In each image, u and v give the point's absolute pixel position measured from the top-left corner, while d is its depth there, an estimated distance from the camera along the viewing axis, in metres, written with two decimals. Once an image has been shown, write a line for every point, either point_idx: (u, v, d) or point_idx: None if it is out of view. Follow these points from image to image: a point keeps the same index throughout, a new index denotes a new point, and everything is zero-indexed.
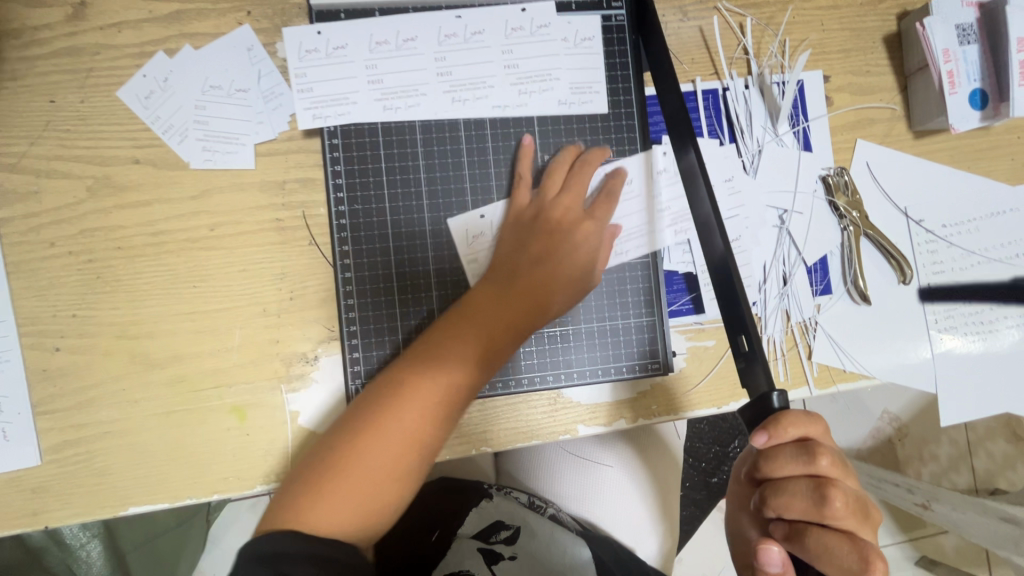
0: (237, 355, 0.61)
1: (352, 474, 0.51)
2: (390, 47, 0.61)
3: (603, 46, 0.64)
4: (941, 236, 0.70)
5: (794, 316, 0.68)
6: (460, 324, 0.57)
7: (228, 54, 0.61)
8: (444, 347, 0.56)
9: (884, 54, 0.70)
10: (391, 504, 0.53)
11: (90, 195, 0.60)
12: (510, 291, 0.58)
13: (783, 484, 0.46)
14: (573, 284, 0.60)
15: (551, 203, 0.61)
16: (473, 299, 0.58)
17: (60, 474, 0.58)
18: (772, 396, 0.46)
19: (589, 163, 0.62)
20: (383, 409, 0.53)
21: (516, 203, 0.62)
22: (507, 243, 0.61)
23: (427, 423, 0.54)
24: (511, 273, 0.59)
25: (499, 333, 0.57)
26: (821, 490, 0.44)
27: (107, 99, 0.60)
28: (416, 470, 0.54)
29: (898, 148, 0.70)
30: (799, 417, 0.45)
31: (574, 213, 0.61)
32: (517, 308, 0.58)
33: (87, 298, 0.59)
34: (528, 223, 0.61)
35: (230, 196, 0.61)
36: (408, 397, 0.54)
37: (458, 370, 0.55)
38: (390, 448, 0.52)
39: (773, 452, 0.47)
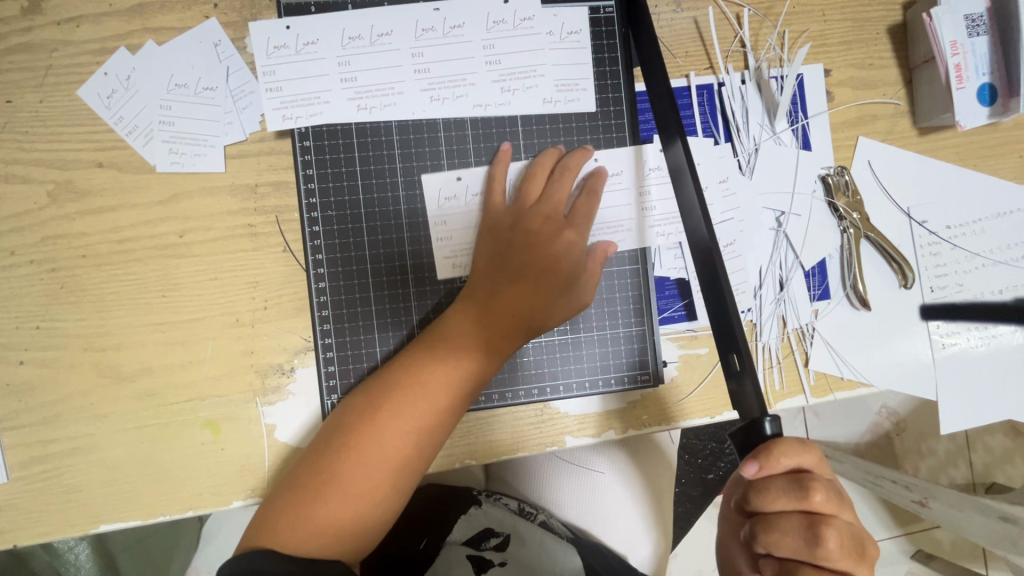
0: (210, 367, 0.58)
1: (320, 497, 0.49)
2: (364, 42, 0.58)
3: (591, 40, 0.61)
4: (945, 238, 0.67)
5: (791, 323, 0.65)
6: (434, 343, 0.54)
7: (193, 50, 0.58)
8: (418, 368, 0.53)
9: (889, 46, 0.67)
10: (363, 531, 0.50)
11: (51, 201, 0.57)
12: (486, 308, 0.55)
13: (774, 519, 0.44)
14: (556, 299, 0.56)
15: (529, 211, 0.57)
16: (449, 318, 0.56)
17: (28, 491, 0.56)
18: (764, 422, 0.43)
19: (568, 167, 0.58)
20: (353, 433, 0.51)
21: (493, 212, 0.58)
22: (485, 256, 0.57)
23: (400, 448, 0.51)
24: (490, 287, 0.56)
25: (474, 352, 0.54)
26: (815, 529, 0.43)
27: (67, 99, 0.57)
28: (391, 499, 0.51)
29: (901, 146, 0.67)
30: (793, 446, 0.43)
31: (555, 223, 0.57)
32: (494, 324, 0.55)
33: (52, 309, 0.57)
34: (506, 234, 0.57)
35: (199, 201, 0.58)
36: (375, 422, 0.52)
37: (431, 393, 0.52)
38: (358, 470, 0.50)
39: (765, 484, 0.45)
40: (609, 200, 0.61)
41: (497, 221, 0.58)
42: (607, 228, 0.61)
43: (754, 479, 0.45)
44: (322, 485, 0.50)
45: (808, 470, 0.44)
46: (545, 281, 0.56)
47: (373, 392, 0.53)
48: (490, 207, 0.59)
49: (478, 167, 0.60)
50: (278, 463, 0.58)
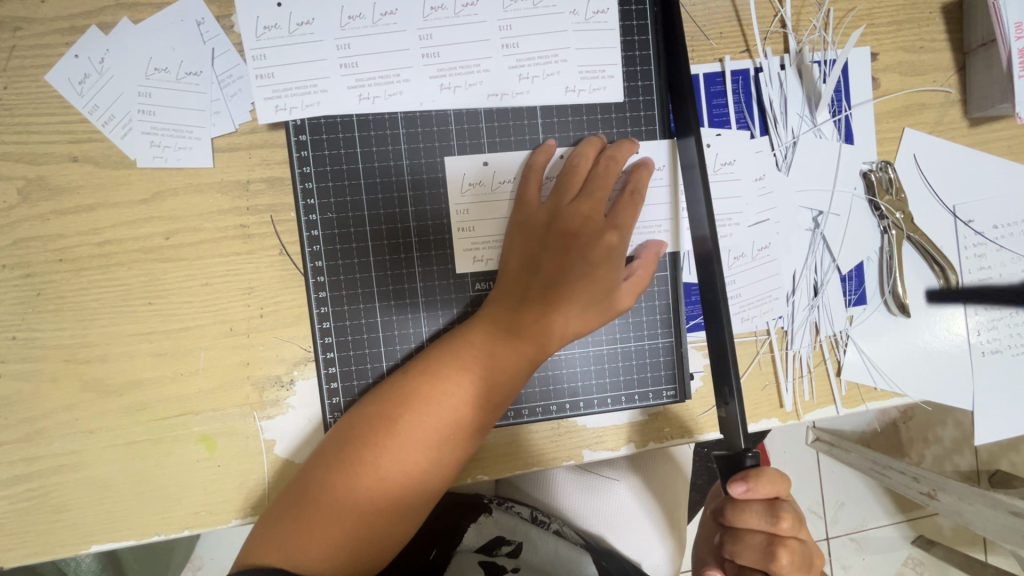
0: (203, 379, 0.54)
1: (336, 510, 0.46)
2: (366, 23, 0.52)
3: (619, 20, 0.55)
4: (991, 239, 0.62)
5: (824, 330, 0.61)
6: (462, 350, 0.50)
7: (175, 29, 0.52)
8: (444, 378, 0.49)
9: (942, 27, 0.61)
10: (381, 546, 0.47)
11: (23, 199, 0.52)
12: (518, 313, 0.51)
13: (741, 533, 0.49)
14: (594, 307, 0.52)
15: (566, 207, 0.53)
16: (477, 322, 0.52)
17: (11, 511, 0.53)
18: (747, 456, 0.47)
19: (615, 160, 0.53)
20: (372, 447, 0.47)
21: (526, 207, 0.53)
22: (516, 255, 0.53)
23: (423, 466, 0.48)
24: (523, 287, 0.52)
25: (505, 363, 0.50)
26: (772, 548, 0.47)
27: (35, 85, 0.51)
28: (409, 517, 0.48)
29: (949, 137, 0.61)
30: (775, 477, 0.46)
31: (595, 221, 0.52)
32: (528, 328, 0.51)
33: (29, 318, 0.52)
34: (539, 232, 0.53)
35: (186, 199, 0.53)
36: (400, 432, 0.48)
37: (458, 407, 0.49)
38: (380, 483, 0.47)
39: (742, 504, 0.48)
40: (649, 198, 0.56)
41: (529, 217, 0.53)
42: (649, 229, 0.56)
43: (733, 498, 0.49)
44: (337, 502, 0.46)
45: (781, 497, 0.48)
46: (583, 288, 0.51)
47: (393, 401, 0.49)
48: (521, 202, 0.54)
49: (514, 162, 0.55)
50: (278, 479, 0.54)
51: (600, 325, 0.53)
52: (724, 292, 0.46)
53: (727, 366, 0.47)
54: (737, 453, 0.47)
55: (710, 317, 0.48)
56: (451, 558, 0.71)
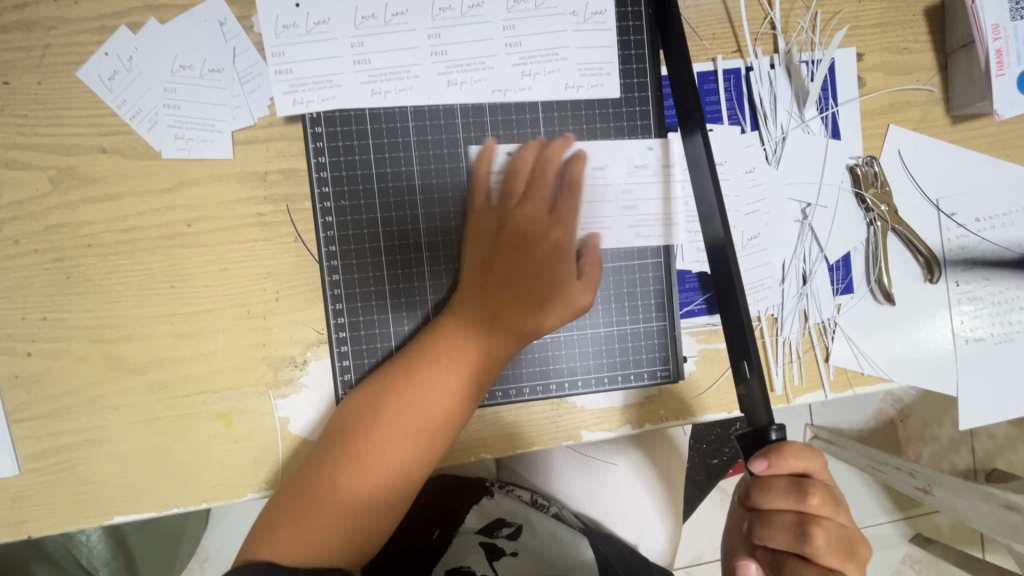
0: (222, 359, 0.57)
1: (326, 503, 0.48)
2: (378, 22, 0.55)
3: (617, 21, 0.58)
4: (974, 231, 0.65)
5: (813, 317, 0.64)
6: (432, 346, 0.53)
7: (199, 28, 0.55)
8: (419, 374, 0.52)
9: (925, 29, 0.64)
10: (373, 534, 0.50)
11: (54, 187, 0.55)
12: (485, 310, 0.54)
13: (770, 516, 0.47)
14: (557, 300, 0.55)
15: (512, 211, 0.57)
16: (446, 321, 0.55)
17: (39, 484, 0.56)
18: (771, 431, 0.47)
19: (548, 160, 0.57)
20: (355, 441, 0.50)
21: (476, 214, 0.57)
22: (475, 258, 0.56)
23: (406, 456, 0.51)
24: (489, 288, 0.55)
25: (473, 355, 0.53)
26: (804, 528, 0.45)
27: (68, 81, 0.55)
28: (399, 505, 0.51)
29: (933, 134, 0.64)
30: (800, 450, 0.46)
31: (539, 220, 0.57)
32: (498, 324, 0.54)
33: (59, 300, 0.55)
34: (492, 236, 0.56)
35: (208, 188, 0.56)
36: (379, 426, 0.51)
37: (434, 398, 0.52)
38: (365, 474, 0.49)
39: (767, 483, 0.47)
40: (645, 188, 0.59)
41: (481, 223, 0.56)
42: (644, 218, 0.59)
43: (758, 477, 0.48)
44: (327, 493, 0.49)
45: (810, 475, 0.47)
46: (540, 283, 0.55)
47: (370, 397, 0.52)
48: (472, 208, 0.57)
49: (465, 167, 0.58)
50: (292, 455, 0.57)
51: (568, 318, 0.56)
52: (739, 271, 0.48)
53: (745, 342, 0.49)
54: (761, 428, 0.47)
55: (728, 299, 0.50)
56: (454, 538, 0.74)
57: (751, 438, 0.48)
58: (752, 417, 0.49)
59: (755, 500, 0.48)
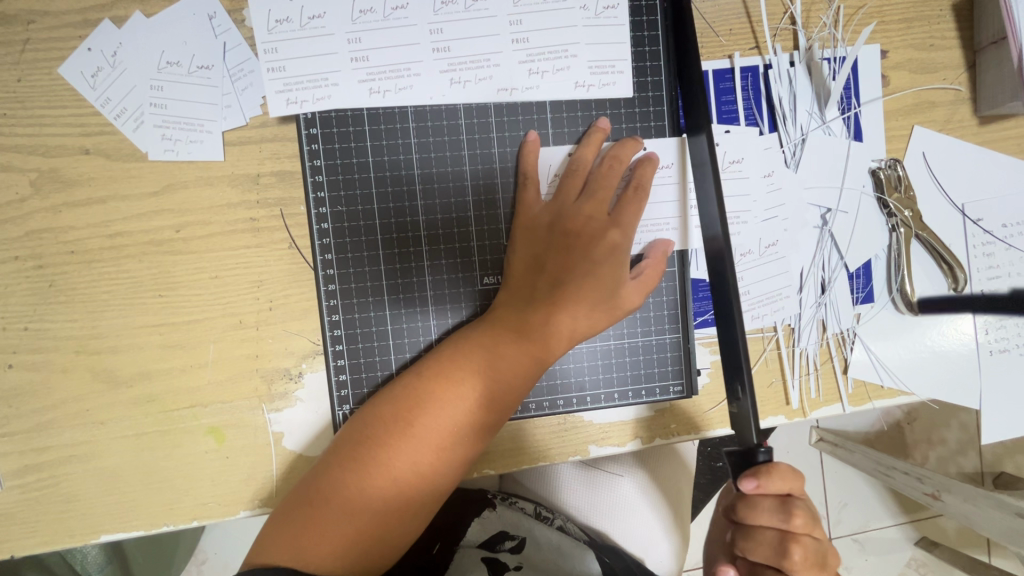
0: (212, 372, 0.54)
1: (349, 509, 0.46)
2: (377, 16, 0.52)
3: (629, 16, 0.55)
4: (1000, 238, 0.62)
5: (831, 327, 0.61)
6: (471, 350, 0.50)
7: (186, 22, 0.52)
8: (458, 379, 0.49)
9: (952, 25, 0.60)
10: (392, 545, 0.48)
11: (35, 191, 0.52)
12: (528, 314, 0.51)
13: (753, 530, 0.48)
14: (600, 308, 0.52)
15: (569, 208, 0.53)
16: (486, 323, 0.52)
17: (22, 501, 0.53)
18: (759, 452, 0.45)
19: (619, 160, 0.53)
20: (386, 446, 0.48)
21: (527, 209, 0.54)
22: (520, 258, 0.53)
23: (436, 466, 0.48)
24: (533, 289, 0.52)
25: (515, 363, 0.50)
26: (784, 544, 0.46)
27: (48, 78, 0.52)
28: (422, 516, 0.49)
29: (958, 135, 0.61)
30: (786, 471, 0.46)
31: (598, 220, 0.52)
32: (538, 329, 0.51)
33: (41, 310, 0.53)
34: (543, 234, 0.53)
35: (197, 192, 0.53)
36: (414, 433, 0.48)
37: (471, 408, 0.49)
38: (395, 482, 0.47)
39: (753, 499, 0.48)
40: (657, 194, 0.56)
41: (532, 219, 0.53)
42: (656, 227, 0.56)
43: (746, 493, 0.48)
44: (351, 499, 0.46)
45: (794, 495, 0.47)
46: (588, 287, 0.52)
47: (404, 401, 0.49)
48: (521, 201, 0.54)
49: (500, 165, 0.55)
50: (287, 472, 0.55)
51: (606, 326, 0.53)
52: (737, 291, 0.46)
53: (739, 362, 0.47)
54: (750, 449, 0.46)
55: (725, 315, 0.48)
56: (454, 553, 0.71)
57: (737, 457, 0.47)
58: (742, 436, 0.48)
59: (740, 514, 0.48)
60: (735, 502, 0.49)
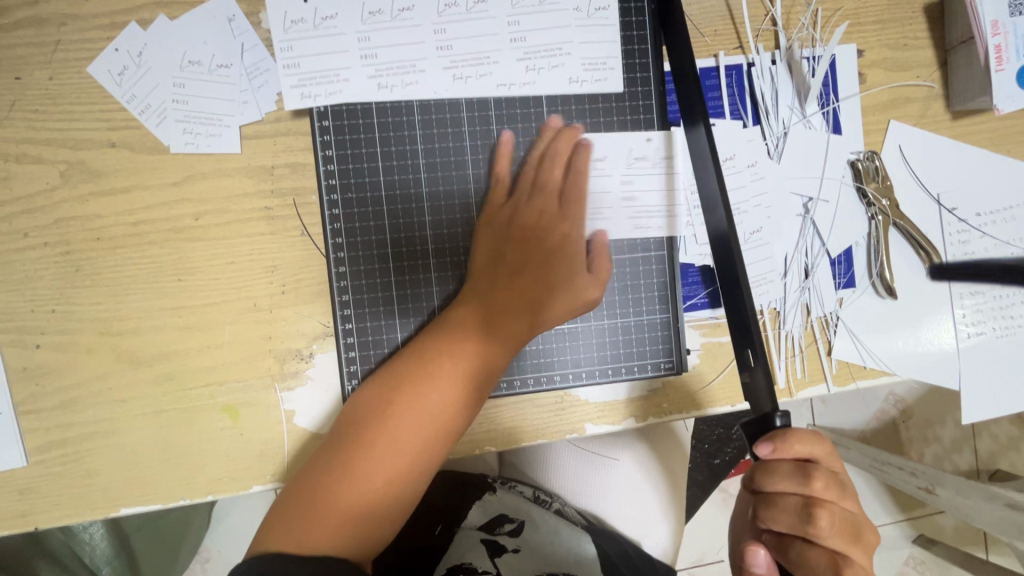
0: (228, 351, 0.57)
1: (341, 495, 0.48)
2: (385, 17, 0.56)
3: (619, 16, 0.59)
4: (975, 226, 0.65)
5: (815, 310, 0.64)
6: (443, 335, 0.54)
7: (208, 24, 0.56)
8: (433, 363, 0.52)
9: (925, 26, 0.64)
10: (389, 525, 0.49)
11: (63, 181, 0.55)
12: (494, 301, 0.55)
13: (776, 499, 0.48)
14: (559, 291, 0.57)
15: (521, 205, 0.58)
16: (457, 311, 0.55)
17: (47, 475, 0.56)
18: (774, 418, 0.47)
19: (556, 156, 0.58)
20: (370, 431, 0.50)
21: (491, 204, 0.58)
22: (483, 250, 0.57)
23: (421, 445, 0.50)
24: (495, 280, 0.56)
25: (485, 344, 0.54)
26: (809, 509, 0.46)
27: (78, 76, 0.55)
28: (414, 496, 0.50)
29: (933, 129, 0.65)
30: (805, 435, 0.46)
31: (548, 215, 0.58)
32: (505, 315, 0.55)
33: (68, 293, 0.56)
34: (502, 227, 0.58)
35: (215, 182, 0.57)
36: (395, 415, 0.51)
37: (448, 387, 0.52)
38: (383, 464, 0.49)
39: (773, 465, 0.48)
40: (647, 181, 0.59)
41: (493, 215, 0.58)
42: (646, 214, 0.60)
43: (763, 461, 0.48)
44: (342, 485, 0.48)
45: (814, 459, 0.48)
46: (544, 275, 0.57)
47: (386, 387, 0.52)
48: (487, 198, 0.59)
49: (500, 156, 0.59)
50: (298, 448, 0.57)
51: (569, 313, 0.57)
52: (745, 272, 0.49)
53: (747, 332, 0.50)
54: (765, 415, 0.48)
55: (732, 295, 0.51)
56: (455, 536, 0.74)
57: (755, 426, 0.49)
58: (757, 404, 0.51)
59: (759, 483, 0.48)
60: (753, 471, 0.49)
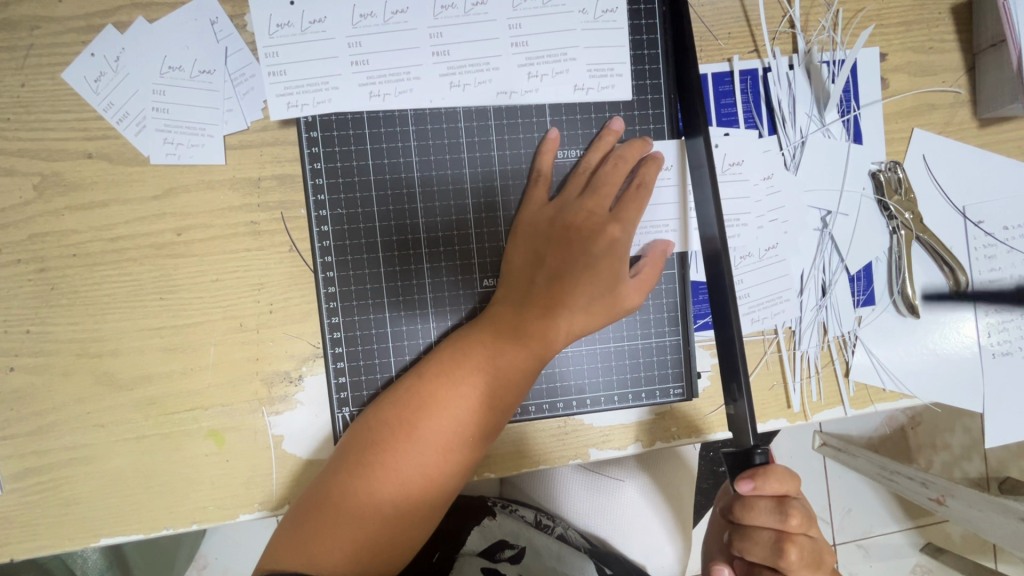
0: (213, 374, 0.54)
1: (354, 512, 0.46)
2: (377, 21, 0.53)
3: (628, 19, 0.55)
4: (1002, 240, 0.62)
5: (832, 330, 0.61)
6: (474, 347, 0.50)
7: (189, 27, 0.52)
8: (462, 378, 0.49)
9: (951, 28, 0.61)
10: (402, 544, 0.47)
11: (37, 195, 0.52)
12: (529, 312, 0.51)
13: (750, 530, 0.48)
14: (602, 303, 0.52)
15: (570, 205, 0.53)
16: (488, 320, 0.52)
17: (22, 505, 0.53)
18: (755, 453, 0.46)
19: (624, 159, 0.53)
20: (391, 447, 0.48)
21: (531, 204, 0.54)
22: (522, 253, 0.53)
23: (441, 466, 0.48)
24: (530, 286, 0.52)
25: (517, 360, 0.50)
26: (781, 544, 0.46)
27: (52, 83, 0.52)
28: (429, 517, 0.48)
29: (959, 138, 0.61)
30: (781, 472, 0.46)
31: (598, 217, 0.53)
32: (540, 326, 0.51)
33: (42, 313, 0.53)
34: (544, 230, 0.53)
35: (199, 195, 0.53)
36: (419, 432, 0.48)
37: (473, 406, 0.49)
38: (401, 483, 0.47)
39: (750, 501, 0.47)
40: (658, 197, 0.56)
41: (534, 216, 0.54)
42: (655, 230, 0.56)
43: (742, 495, 0.48)
44: (358, 502, 0.46)
45: (792, 495, 0.47)
46: (588, 282, 0.52)
47: (411, 402, 0.49)
48: (529, 198, 0.55)
49: (501, 167, 0.55)
50: (287, 476, 0.54)
51: (604, 323, 0.53)
52: (734, 297, 0.47)
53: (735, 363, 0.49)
54: (746, 450, 0.47)
55: (721, 317, 0.49)
56: (454, 562, 0.70)
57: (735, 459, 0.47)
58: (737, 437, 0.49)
59: (736, 516, 0.48)
60: (732, 502, 0.48)
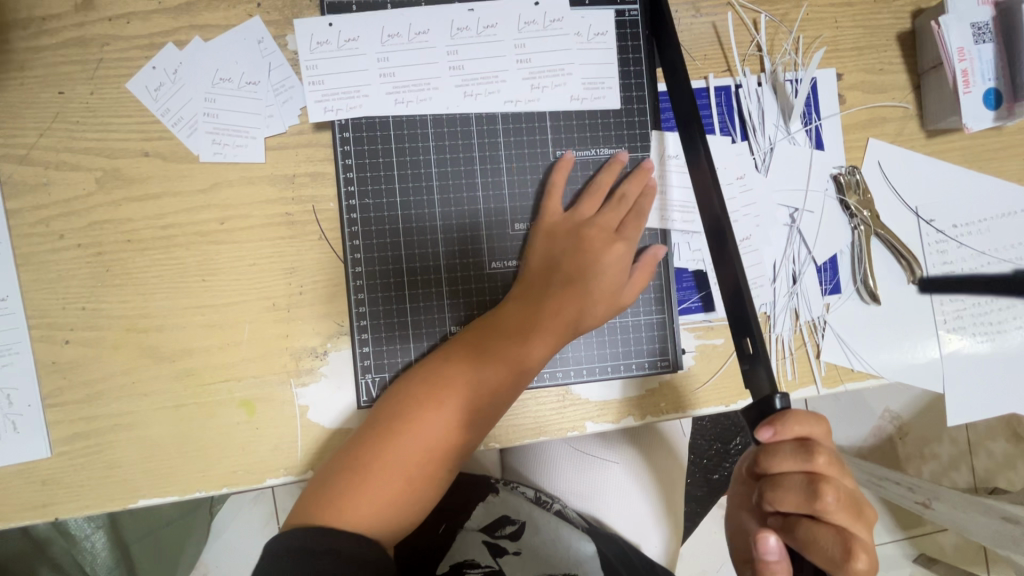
0: (247, 349, 0.60)
1: (378, 478, 0.51)
2: (401, 40, 0.61)
3: (616, 40, 0.64)
4: (952, 237, 0.69)
5: (803, 315, 0.67)
6: (489, 336, 0.57)
7: (238, 45, 0.61)
8: (482, 363, 0.56)
9: (897, 52, 0.70)
10: (417, 508, 0.53)
11: (99, 187, 0.60)
12: (538, 308, 0.58)
13: (779, 478, 0.48)
14: (597, 300, 0.60)
15: (588, 218, 0.62)
16: (501, 314, 0.58)
17: (69, 466, 0.58)
18: (775, 400, 0.49)
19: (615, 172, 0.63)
20: (414, 421, 0.53)
21: (547, 216, 0.62)
22: (538, 258, 0.61)
23: (458, 440, 0.54)
24: (542, 286, 0.59)
25: (531, 350, 0.57)
26: (814, 485, 0.46)
27: (117, 91, 0.60)
28: (440, 484, 0.54)
29: (910, 147, 0.69)
30: (805, 415, 0.48)
31: (605, 228, 0.61)
32: (548, 322, 0.58)
33: (97, 292, 0.59)
34: (559, 238, 0.61)
35: (240, 190, 0.61)
36: (439, 408, 0.54)
37: (490, 389, 0.55)
38: (421, 453, 0.52)
39: (773, 447, 0.48)
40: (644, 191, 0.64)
41: (547, 226, 0.61)
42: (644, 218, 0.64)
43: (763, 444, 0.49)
44: (382, 469, 0.51)
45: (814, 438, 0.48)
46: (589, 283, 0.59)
47: (432, 382, 0.55)
48: (543, 209, 0.62)
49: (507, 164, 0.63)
50: (312, 442, 0.60)
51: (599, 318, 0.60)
52: (738, 262, 0.52)
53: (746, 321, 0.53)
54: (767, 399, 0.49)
55: (733, 293, 0.54)
56: (457, 535, 0.75)
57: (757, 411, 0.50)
58: (756, 388, 0.52)
59: (763, 466, 0.49)
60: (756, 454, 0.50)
